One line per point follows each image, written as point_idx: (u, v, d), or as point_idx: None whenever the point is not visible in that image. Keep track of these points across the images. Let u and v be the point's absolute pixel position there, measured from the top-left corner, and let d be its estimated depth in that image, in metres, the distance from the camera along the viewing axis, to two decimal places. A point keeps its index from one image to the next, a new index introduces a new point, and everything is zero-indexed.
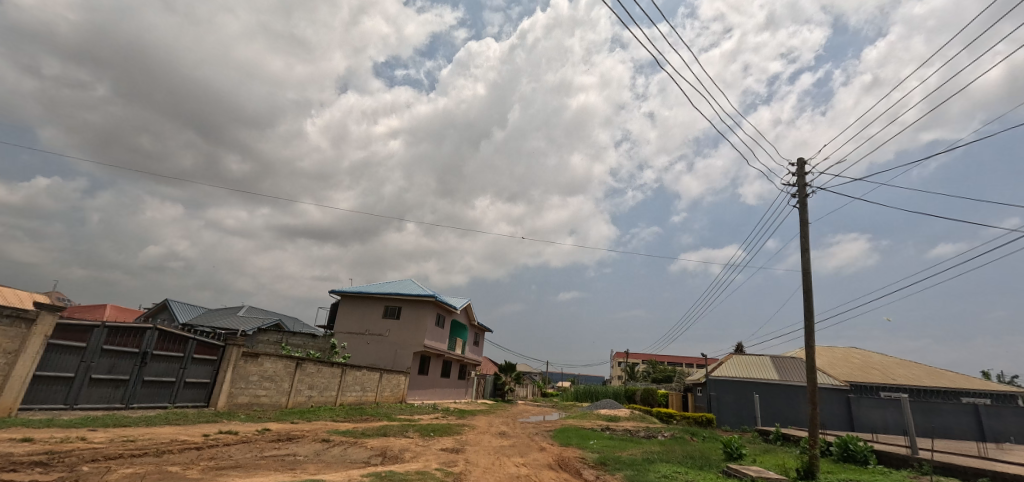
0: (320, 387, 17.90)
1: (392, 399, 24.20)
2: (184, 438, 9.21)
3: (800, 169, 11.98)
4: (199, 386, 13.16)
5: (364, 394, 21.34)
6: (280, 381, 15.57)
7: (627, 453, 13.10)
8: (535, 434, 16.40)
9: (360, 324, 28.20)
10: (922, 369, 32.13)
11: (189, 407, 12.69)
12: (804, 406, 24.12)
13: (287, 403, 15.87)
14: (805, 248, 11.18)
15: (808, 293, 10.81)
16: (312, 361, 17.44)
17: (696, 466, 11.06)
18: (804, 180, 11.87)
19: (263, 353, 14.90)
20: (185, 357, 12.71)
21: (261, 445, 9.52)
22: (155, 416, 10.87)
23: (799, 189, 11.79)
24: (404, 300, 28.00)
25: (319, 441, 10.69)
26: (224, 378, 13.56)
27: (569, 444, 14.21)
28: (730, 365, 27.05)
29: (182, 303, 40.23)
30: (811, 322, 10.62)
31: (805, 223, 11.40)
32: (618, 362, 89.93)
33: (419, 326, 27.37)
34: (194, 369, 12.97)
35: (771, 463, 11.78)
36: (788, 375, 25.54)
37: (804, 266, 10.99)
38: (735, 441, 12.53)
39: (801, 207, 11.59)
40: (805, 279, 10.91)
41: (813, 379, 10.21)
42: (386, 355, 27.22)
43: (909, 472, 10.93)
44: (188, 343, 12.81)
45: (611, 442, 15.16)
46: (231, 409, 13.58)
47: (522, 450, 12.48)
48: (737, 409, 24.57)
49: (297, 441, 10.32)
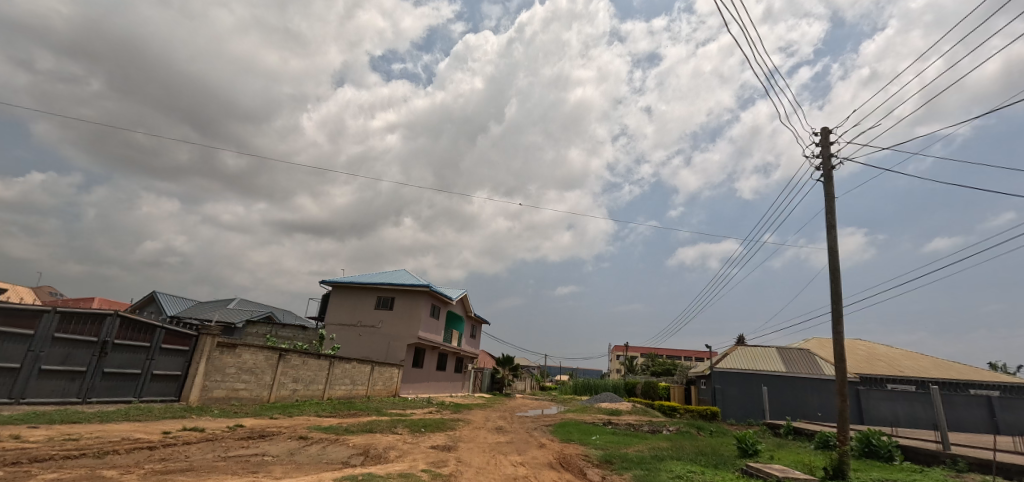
0: (306, 380, 16.89)
1: (385, 392, 23.23)
2: (138, 437, 8.17)
3: (825, 139, 10.95)
4: (169, 379, 12.11)
5: (354, 387, 20.34)
6: (260, 374, 14.55)
7: (632, 450, 12.16)
8: (534, 429, 15.51)
9: (352, 315, 27.16)
10: (929, 361, 31.36)
11: (157, 401, 11.67)
12: (812, 398, 23.26)
13: (269, 397, 14.87)
14: (831, 224, 10.14)
15: (836, 275, 9.79)
16: (297, 353, 16.40)
17: (710, 464, 10.09)
18: (828, 150, 10.84)
19: (242, 344, 13.85)
20: (152, 348, 11.65)
21: (227, 444, 8.49)
22: (114, 412, 9.80)
23: (824, 161, 10.77)
24: (398, 291, 26.94)
25: (295, 439, 9.67)
26: (197, 371, 12.49)
27: (571, 440, 13.33)
28: (736, 357, 26.15)
29: (170, 296, 39.30)
30: (839, 306, 9.59)
31: (830, 198, 10.38)
32: (618, 356, 89.25)
33: (413, 317, 26.34)
34: (162, 361, 11.92)
35: (791, 461, 10.85)
36: (796, 367, 24.65)
37: (830, 245, 9.97)
38: (750, 437, 11.62)
39: (826, 181, 10.55)
40: (832, 259, 9.89)
41: (842, 369, 9.20)
42: (378, 347, 26.20)
43: (946, 470, 10.00)
44: (156, 332, 11.74)
45: (616, 438, 14.21)
46: (205, 403, 12.56)
47: (520, 447, 11.50)
48: (743, 402, 23.71)
49: (269, 439, 9.29)
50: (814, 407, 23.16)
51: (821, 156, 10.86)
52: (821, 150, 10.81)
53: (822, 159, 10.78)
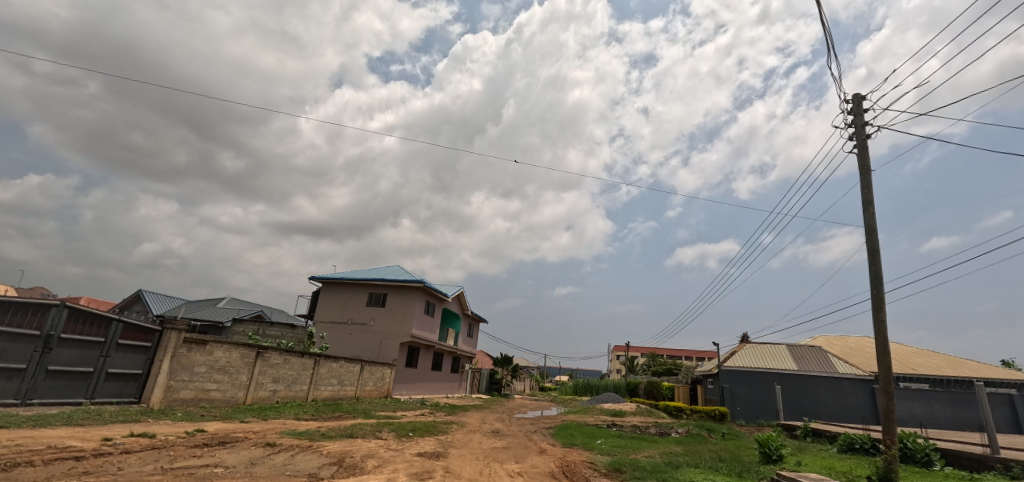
0: (288, 380, 15.67)
1: (376, 394, 22.03)
2: (67, 445, 6.96)
3: (857, 105, 9.87)
4: (127, 378, 10.90)
5: (341, 388, 19.10)
6: (235, 373, 13.36)
7: (643, 456, 10.90)
8: (533, 433, 14.34)
9: (342, 313, 25.92)
10: (941, 358, 30.29)
11: (111, 403, 10.47)
12: (826, 398, 22.14)
13: (245, 399, 13.67)
14: (869, 200, 8.98)
15: (875, 257, 8.67)
16: (277, 351, 15.20)
17: (733, 473, 8.88)
18: (862, 119, 9.75)
19: (213, 341, 12.68)
20: (107, 343, 10.48)
21: (175, 453, 7.32)
22: (53, 415, 8.57)
23: (856, 130, 9.67)
24: (390, 287, 25.73)
25: (260, 446, 8.49)
26: (160, 369, 11.26)
27: (574, 444, 12.15)
28: (744, 355, 24.95)
29: (157, 295, 37.98)
30: (881, 292, 8.45)
31: (865, 170, 9.25)
32: (618, 357, 88.25)
33: (406, 314, 25.10)
34: (120, 358, 10.74)
35: (823, 467, 9.66)
36: (808, 365, 23.49)
37: (867, 223, 8.84)
38: (774, 440, 10.41)
39: (861, 152, 9.43)
40: (869, 238, 8.76)
41: (887, 363, 8.07)
42: (370, 346, 24.98)
43: (998, 476, 8.93)
44: (112, 326, 10.58)
45: (622, 442, 13.06)
46: (170, 406, 11.32)
47: (518, 453, 10.36)
48: (753, 402, 22.58)
49: (230, 447, 8.10)
50: (828, 406, 22.06)
51: (854, 124, 9.77)
52: (854, 118, 9.74)
53: (855, 128, 9.70)
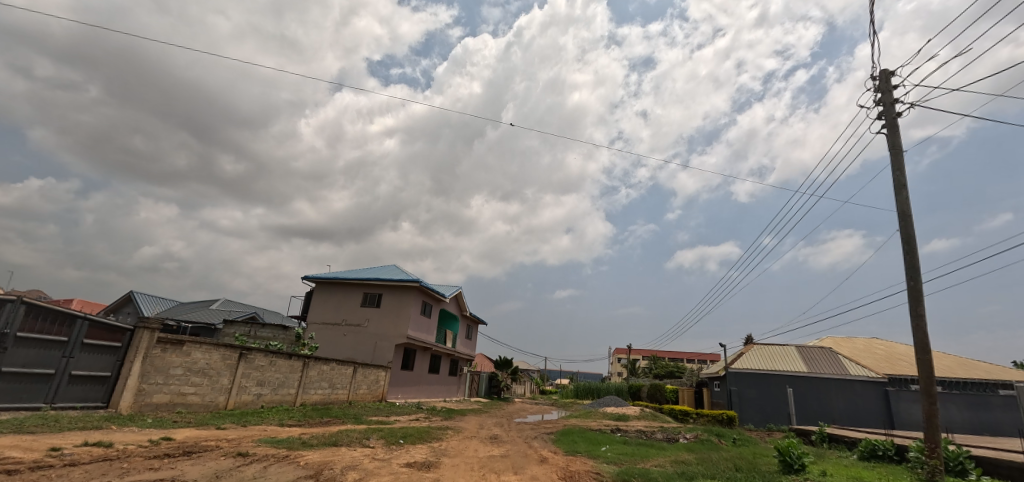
0: (274, 383, 14.84)
1: (369, 397, 21.19)
2: (5, 457, 6.13)
3: (885, 82, 9.15)
4: (94, 381, 10.06)
5: (332, 392, 18.26)
6: (215, 376, 12.56)
7: (652, 465, 10.07)
8: (533, 439, 13.58)
9: (336, 313, 25.09)
10: (951, 359, 29.55)
11: (75, 408, 9.63)
12: (838, 400, 21.35)
13: (226, 403, 12.86)
14: (902, 183, 8.21)
15: (911, 246, 7.89)
16: (263, 352, 14.38)
17: None
18: (890, 98, 9.04)
19: (191, 341, 11.89)
20: (70, 343, 9.65)
21: (130, 466, 6.50)
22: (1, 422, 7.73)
23: (884, 109, 8.95)
24: (386, 286, 24.91)
25: (230, 456, 7.66)
26: (130, 371, 10.44)
27: (577, 451, 11.38)
28: (751, 356, 24.12)
29: (149, 297, 37.15)
30: (919, 284, 7.71)
31: (896, 151, 8.50)
32: (618, 359, 87.64)
33: (402, 314, 24.28)
34: (86, 359, 9.91)
35: (850, 477, 8.81)
36: (818, 367, 22.63)
37: (901, 208, 8.07)
38: (795, 448, 9.57)
39: (890, 132, 8.68)
40: (904, 224, 8.01)
41: (927, 363, 7.32)
42: (364, 347, 24.13)
43: None
44: (76, 324, 9.77)
45: (628, 449, 12.27)
46: (141, 411, 10.50)
47: (517, 462, 9.55)
48: (762, 405, 21.75)
49: (195, 458, 7.28)
50: (839, 410, 21.23)
51: (882, 103, 9.06)
52: (882, 97, 9.03)
53: (883, 107, 8.99)
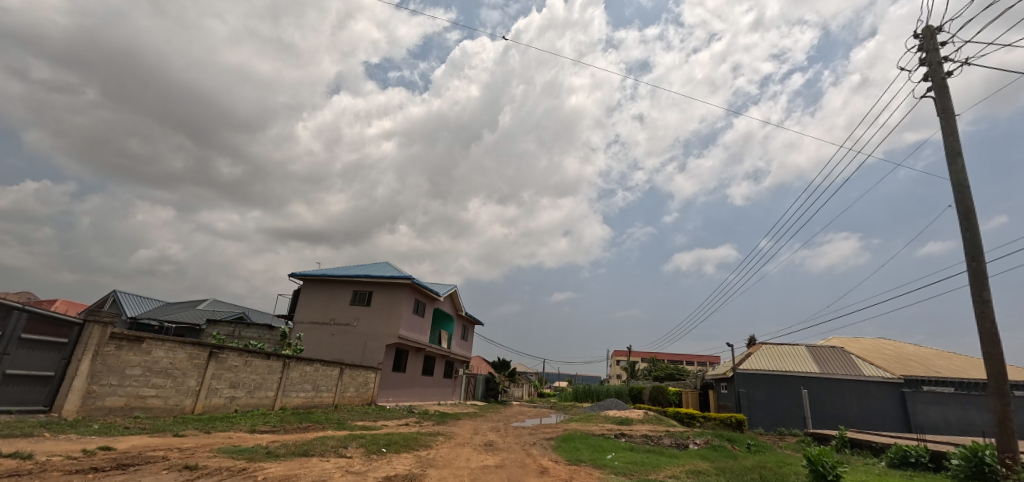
0: (249, 386, 13.64)
1: (358, 400, 20.01)
2: None
3: (930, 38, 8.12)
4: (34, 382, 8.70)
5: (316, 394, 17.06)
6: (181, 377, 11.38)
7: (666, 476, 8.96)
8: (532, 445, 12.44)
9: (325, 312, 23.87)
10: (963, 359, 28.57)
11: (10, 413, 8.31)
12: (852, 402, 20.30)
13: (194, 407, 11.68)
14: (957, 151, 7.19)
15: (969, 222, 6.90)
16: (236, 351, 13.19)
17: None
18: (936, 56, 8.02)
19: (151, 338, 10.70)
20: (6, 339, 8.05)
21: None
22: None
23: (931, 70, 7.93)
24: (377, 284, 23.74)
25: (174, 470, 6.45)
26: (77, 371, 9.23)
27: (580, 460, 10.31)
28: (759, 356, 23.08)
29: (134, 297, 35.89)
30: (982, 265, 6.73)
31: (944, 114, 7.50)
32: (618, 362, 86.62)
33: (394, 313, 23.08)
34: (25, 357, 8.45)
35: None
36: (830, 367, 21.57)
37: (955, 178, 7.05)
38: (829, 456, 8.37)
39: (939, 95, 7.67)
40: (961, 198, 6.99)
41: None
42: (354, 347, 22.95)
43: None
44: (13, 315, 8.15)
45: (636, 457, 11.18)
46: (88, 416, 9.31)
47: (513, 473, 8.53)
48: (772, 407, 20.68)
49: (128, 473, 6.07)
50: (854, 412, 20.17)
51: (928, 63, 8.02)
52: (927, 55, 8.01)
53: (930, 67, 7.96)
